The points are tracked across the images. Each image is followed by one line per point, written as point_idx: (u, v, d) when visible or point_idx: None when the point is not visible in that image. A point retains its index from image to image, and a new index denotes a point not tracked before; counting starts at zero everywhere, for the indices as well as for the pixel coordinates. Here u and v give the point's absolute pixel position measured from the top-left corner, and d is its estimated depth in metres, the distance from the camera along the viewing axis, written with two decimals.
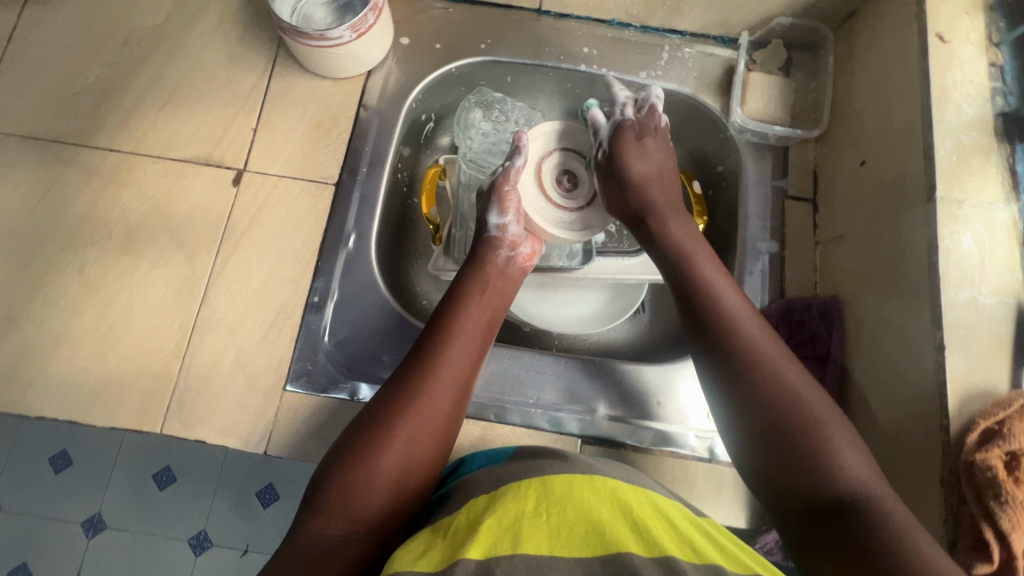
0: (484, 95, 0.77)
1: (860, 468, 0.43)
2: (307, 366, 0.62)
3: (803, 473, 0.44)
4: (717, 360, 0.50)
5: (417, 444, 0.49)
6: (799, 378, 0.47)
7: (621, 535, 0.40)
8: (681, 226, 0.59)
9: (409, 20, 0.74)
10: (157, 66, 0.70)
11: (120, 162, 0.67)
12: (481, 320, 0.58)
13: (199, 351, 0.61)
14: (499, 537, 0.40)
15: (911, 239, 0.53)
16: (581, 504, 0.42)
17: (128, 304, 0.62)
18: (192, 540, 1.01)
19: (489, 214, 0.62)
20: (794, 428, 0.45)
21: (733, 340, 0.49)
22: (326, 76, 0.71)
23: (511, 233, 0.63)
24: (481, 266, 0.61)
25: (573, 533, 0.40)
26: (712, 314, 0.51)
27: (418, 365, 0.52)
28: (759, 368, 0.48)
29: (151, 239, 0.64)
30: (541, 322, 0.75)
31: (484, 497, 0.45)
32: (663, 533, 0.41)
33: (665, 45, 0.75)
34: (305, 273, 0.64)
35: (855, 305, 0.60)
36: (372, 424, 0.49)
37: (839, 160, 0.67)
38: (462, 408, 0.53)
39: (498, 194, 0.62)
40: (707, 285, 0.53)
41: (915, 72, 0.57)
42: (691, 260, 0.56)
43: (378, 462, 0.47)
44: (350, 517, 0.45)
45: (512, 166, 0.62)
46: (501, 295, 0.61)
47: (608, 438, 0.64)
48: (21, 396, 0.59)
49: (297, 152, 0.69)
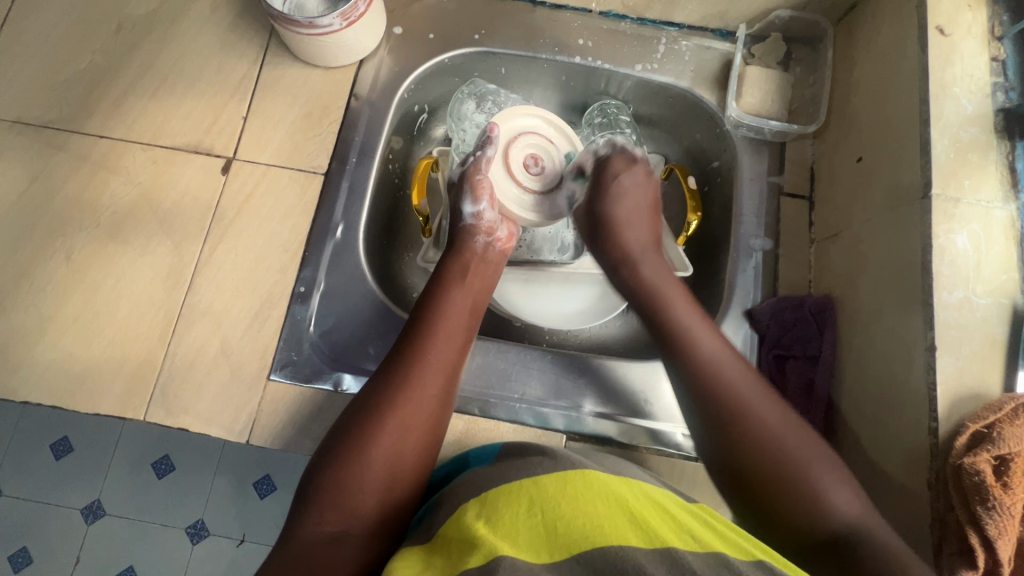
0: (477, 87, 0.76)
1: (845, 501, 0.44)
2: (292, 356, 0.61)
3: (792, 510, 0.45)
4: (700, 406, 0.50)
5: (407, 435, 0.48)
6: (781, 422, 0.48)
7: (619, 526, 0.39)
8: (656, 269, 0.61)
9: (403, 9, 0.74)
10: (148, 54, 0.70)
11: (109, 149, 0.67)
12: (465, 303, 0.58)
13: (183, 339, 0.61)
14: (497, 543, 0.39)
15: (906, 237, 0.52)
16: (576, 497, 0.42)
17: (114, 291, 0.62)
18: (189, 528, 1.09)
19: (464, 203, 0.63)
20: (779, 468, 0.46)
21: (711, 388, 0.50)
22: (317, 65, 0.70)
23: (487, 220, 0.64)
24: (461, 251, 0.62)
25: (569, 530, 0.39)
26: (694, 361, 0.51)
27: (403, 356, 0.52)
28: (743, 414, 0.48)
29: (138, 226, 0.64)
30: (529, 317, 0.74)
31: (474, 501, 0.44)
32: (664, 525, 0.40)
33: (662, 38, 0.74)
34: (291, 263, 0.64)
35: (848, 305, 0.59)
36: (360, 416, 0.49)
37: (835, 157, 0.65)
38: (450, 393, 0.53)
39: (471, 182, 0.63)
40: (684, 329, 0.54)
41: (914, 66, 0.55)
42: (665, 303, 0.57)
43: (369, 454, 0.46)
44: (347, 515, 0.45)
45: (482, 156, 0.63)
46: (485, 278, 0.62)
47: (594, 434, 0.63)
48: (5, 380, 0.59)
49: (287, 141, 0.68)
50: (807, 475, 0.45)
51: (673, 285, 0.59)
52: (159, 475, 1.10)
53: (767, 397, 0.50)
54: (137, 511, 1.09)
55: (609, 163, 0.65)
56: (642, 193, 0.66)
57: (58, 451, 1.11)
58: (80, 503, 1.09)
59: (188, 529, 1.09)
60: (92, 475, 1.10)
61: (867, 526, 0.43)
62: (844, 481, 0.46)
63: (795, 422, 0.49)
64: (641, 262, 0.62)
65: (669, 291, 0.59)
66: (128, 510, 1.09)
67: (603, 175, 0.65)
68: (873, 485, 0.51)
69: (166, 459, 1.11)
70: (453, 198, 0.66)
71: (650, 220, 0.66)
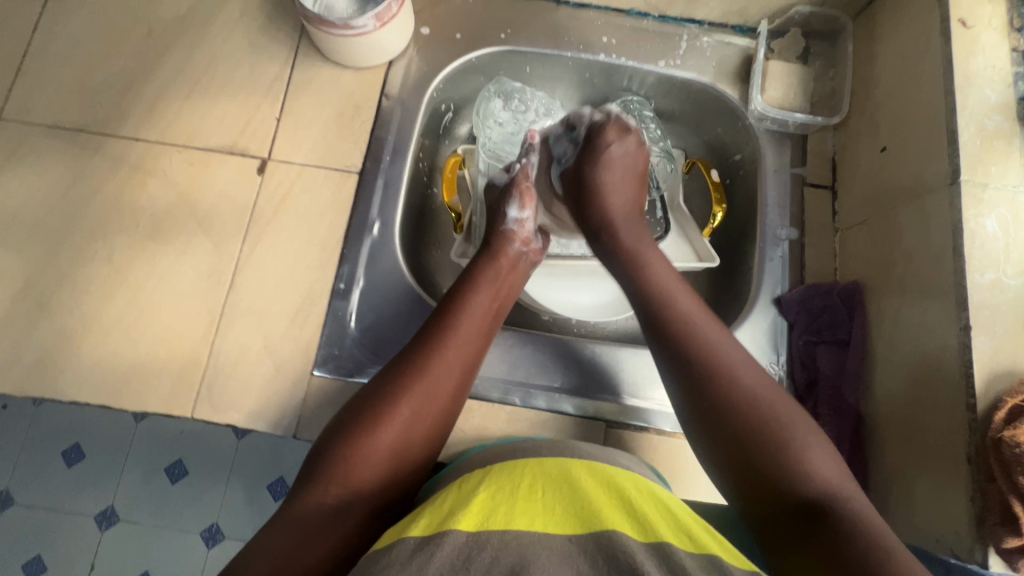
0: (502, 84, 0.77)
1: (826, 468, 0.45)
2: (334, 351, 0.63)
3: (770, 482, 0.44)
4: (681, 376, 0.50)
5: (416, 423, 0.50)
6: (756, 381, 0.49)
7: (617, 518, 0.41)
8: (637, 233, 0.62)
9: (430, 10, 0.75)
10: (180, 57, 0.71)
11: (146, 151, 0.67)
12: (489, 307, 0.59)
13: (227, 337, 0.62)
14: (491, 512, 0.41)
15: (935, 222, 0.54)
16: (577, 488, 0.44)
17: (156, 290, 0.63)
18: None
19: (510, 207, 0.66)
20: (755, 428, 0.46)
21: (688, 340, 0.51)
22: (348, 66, 0.71)
23: (527, 229, 0.66)
24: (496, 255, 0.63)
25: (566, 512, 0.42)
26: (670, 319, 0.53)
27: (422, 347, 0.53)
28: (720, 377, 0.49)
29: (178, 227, 0.65)
30: (554, 309, 0.75)
31: (479, 474, 0.47)
32: (660, 520, 0.42)
33: (683, 35, 0.75)
34: (330, 260, 0.65)
35: (877, 290, 0.61)
36: (376, 391, 0.51)
37: (858, 147, 0.67)
38: (464, 388, 0.54)
39: (519, 188, 0.67)
40: (662, 285, 0.56)
41: (937, 57, 0.57)
42: (643, 262, 0.59)
43: (378, 433, 0.48)
44: (348, 489, 0.46)
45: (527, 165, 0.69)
46: (511, 286, 0.62)
47: (636, 423, 0.64)
48: (53, 381, 0.60)
49: (320, 141, 0.69)
50: (787, 445, 0.45)
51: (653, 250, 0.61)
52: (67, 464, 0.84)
53: (743, 356, 0.51)
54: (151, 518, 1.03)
55: (600, 130, 0.66)
56: (635, 160, 0.66)
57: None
58: None
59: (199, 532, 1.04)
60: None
61: (843, 497, 0.43)
62: (833, 460, 0.45)
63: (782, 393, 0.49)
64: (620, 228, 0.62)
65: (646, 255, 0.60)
66: None
67: (594, 141, 0.65)
68: (909, 462, 0.53)
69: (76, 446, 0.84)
70: (495, 201, 0.68)
71: (638, 186, 0.66)
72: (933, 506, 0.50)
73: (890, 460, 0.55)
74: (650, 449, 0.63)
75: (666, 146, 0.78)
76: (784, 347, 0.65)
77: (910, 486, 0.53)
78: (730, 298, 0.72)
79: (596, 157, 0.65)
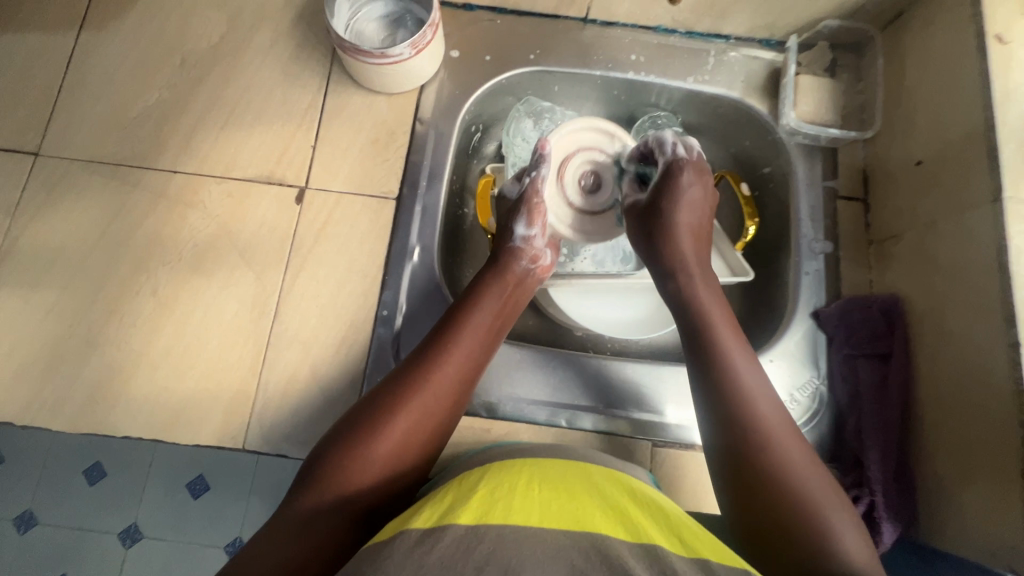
0: (532, 104, 0.79)
1: (856, 545, 0.45)
2: (380, 379, 0.63)
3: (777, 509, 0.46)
4: (728, 440, 0.51)
5: (412, 435, 0.51)
6: (801, 453, 0.50)
7: (610, 523, 0.44)
8: (709, 287, 0.60)
9: (458, 33, 0.76)
10: (214, 87, 0.71)
11: (185, 184, 0.68)
12: (492, 321, 0.59)
13: (274, 368, 0.63)
14: (486, 506, 0.44)
15: (979, 238, 0.55)
16: (573, 491, 0.47)
17: (202, 323, 0.64)
18: None
19: (517, 224, 0.64)
20: (790, 496, 0.47)
21: (744, 400, 0.51)
22: (380, 92, 0.72)
23: (535, 246, 0.65)
24: (503, 272, 0.62)
25: (561, 510, 0.44)
26: (729, 378, 0.53)
27: (424, 359, 0.54)
28: (767, 443, 0.49)
29: (220, 259, 0.66)
30: (586, 326, 0.74)
31: (478, 474, 0.50)
32: (654, 527, 0.44)
33: (710, 50, 0.76)
34: (371, 288, 0.66)
35: (918, 303, 0.61)
36: (379, 404, 0.52)
37: (892, 160, 0.68)
38: (458, 402, 0.55)
39: (529, 204, 0.64)
40: (722, 342, 0.55)
41: (974, 73, 0.58)
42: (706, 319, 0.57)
43: (378, 440, 0.49)
44: (343, 490, 0.47)
45: (540, 174, 0.65)
46: (515, 301, 0.63)
47: (681, 440, 0.65)
48: (105, 415, 0.61)
49: (356, 168, 0.70)
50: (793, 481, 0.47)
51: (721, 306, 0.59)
52: None
53: (795, 436, 0.51)
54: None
55: (677, 164, 0.63)
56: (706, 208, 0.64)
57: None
58: None
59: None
60: None
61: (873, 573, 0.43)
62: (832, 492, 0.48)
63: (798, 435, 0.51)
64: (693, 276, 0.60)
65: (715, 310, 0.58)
66: None
67: (670, 180, 0.63)
68: (962, 476, 0.54)
69: None
70: (505, 216, 0.66)
71: (705, 241, 0.64)
72: (988, 520, 0.51)
73: (938, 473, 0.56)
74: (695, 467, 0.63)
75: None
76: (822, 360, 0.66)
77: (963, 499, 0.53)
78: (765, 311, 0.73)
79: (672, 187, 0.63)
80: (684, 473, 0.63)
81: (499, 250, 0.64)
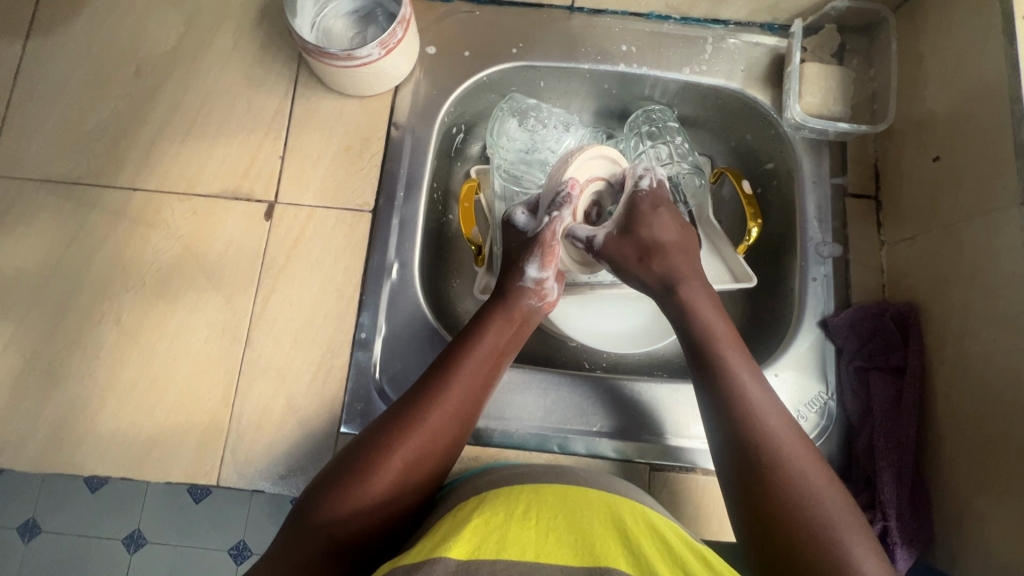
0: (516, 102, 0.73)
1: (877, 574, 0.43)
2: (361, 407, 0.59)
3: (801, 550, 0.44)
4: (740, 461, 0.49)
5: (405, 478, 0.49)
6: (820, 478, 0.47)
7: (612, 553, 0.41)
8: (710, 302, 0.56)
9: (434, 27, 0.70)
10: (173, 95, 0.66)
11: (146, 202, 0.64)
12: (494, 356, 0.56)
13: (247, 398, 0.59)
14: (481, 539, 0.41)
15: (1004, 244, 0.50)
16: (570, 516, 0.45)
17: (170, 352, 0.60)
18: (231, 550, 1.00)
19: (529, 265, 0.59)
20: (805, 525, 0.45)
21: (753, 423, 0.49)
22: (351, 95, 0.67)
23: (547, 288, 0.60)
24: (510, 310, 0.58)
25: (560, 540, 0.42)
26: (739, 401, 0.50)
27: (424, 399, 0.51)
28: (781, 466, 0.47)
29: (186, 283, 0.62)
30: (581, 339, 0.70)
31: (474, 501, 0.47)
32: (657, 555, 0.42)
33: (708, 37, 0.70)
34: (348, 308, 0.62)
35: (935, 311, 0.57)
36: (372, 443, 0.49)
37: (906, 154, 0.63)
38: (454, 447, 0.52)
39: (543, 245, 0.58)
40: (729, 363, 0.52)
41: (1001, 60, 0.52)
42: (714, 338, 0.54)
43: (370, 481, 0.47)
44: (328, 531, 0.46)
45: (560, 217, 0.58)
46: (519, 337, 0.59)
47: (682, 463, 0.61)
48: (70, 454, 0.58)
49: (329, 179, 0.65)
50: (812, 515, 0.45)
51: (726, 323, 0.56)
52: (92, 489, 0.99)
53: (812, 455, 0.49)
54: (178, 537, 0.99)
55: (638, 198, 0.59)
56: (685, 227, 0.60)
57: (92, 485, 1.00)
58: (120, 533, 0.99)
59: (230, 551, 0.99)
60: (122, 509, 1.00)
61: None
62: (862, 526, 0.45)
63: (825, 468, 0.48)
64: (694, 293, 0.56)
65: (723, 330, 0.55)
66: (170, 536, 0.99)
67: (636, 211, 0.58)
68: (984, 500, 0.50)
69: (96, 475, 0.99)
70: (514, 251, 0.60)
71: (695, 254, 0.60)
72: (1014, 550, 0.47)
73: (955, 494, 0.53)
74: (694, 489, 0.60)
75: (694, 159, 0.74)
76: (832, 372, 0.62)
77: (987, 527, 0.49)
78: (772, 317, 0.68)
79: (640, 224, 0.58)
80: (685, 496, 0.60)
81: (505, 283, 0.60)
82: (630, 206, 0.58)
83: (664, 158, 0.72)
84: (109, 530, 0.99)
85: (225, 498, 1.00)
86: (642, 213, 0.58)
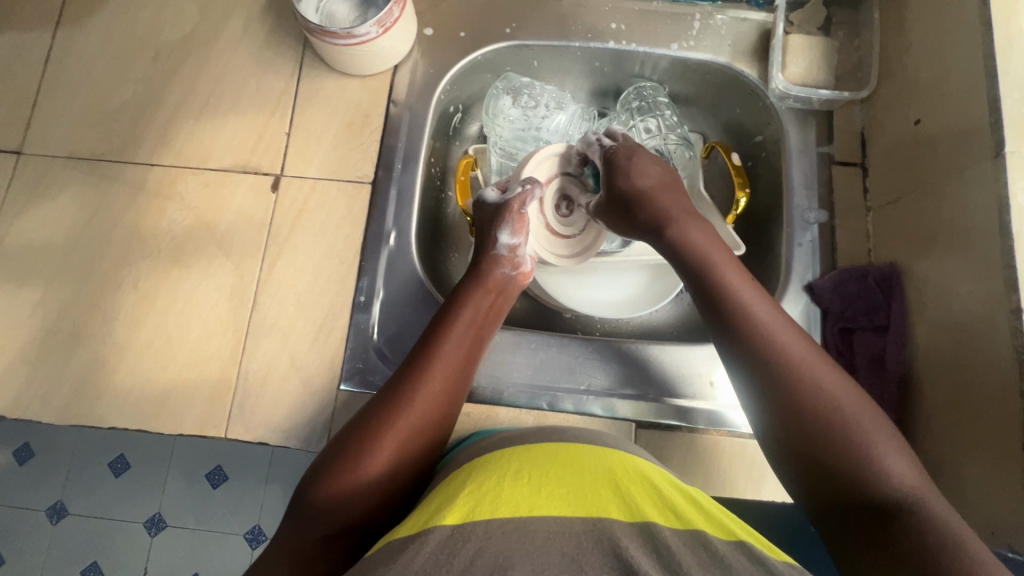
0: (511, 81, 0.76)
1: (903, 469, 0.44)
2: (359, 365, 0.63)
3: (832, 467, 0.45)
4: (752, 374, 0.50)
5: (402, 455, 0.51)
6: (830, 377, 0.48)
7: (602, 502, 0.42)
8: (702, 231, 0.58)
9: (432, 10, 0.73)
10: (188, 78, 0.71)
11: (162, 176, 0.68)
12: (470, 330, 0.58)
13: (254, 357, 0.63)
14: (473, 502, 0.41)
15: (977, 199, 0.51)
16: (562, 471, 0.44)
17: (183, 314, 0.64)
18: (247, 534, 0.98)
19: (500, 233, 0.62)
20: (824, 429, 0.46)
21: (759, 337, 0.50)
22: (353, 74, 0.70)
23: (520, 254, 0.63)
24: (482, 280, 0.61)
25: (553, 494, 0.42)
26: (744, 318, 0.51)
27: (409, 373, 0.54)
28: (793, 376, 0.48)
29: (198, 251, 0.66)
30: (602, 315, 0.71)
31: (466, 468, 0.47)
32: (646, 500, 0.42)
33: (696, 14, 0.72)
34: (348, 273, 0.65)
35: (916, 270, 0.58)
36: (363, 427, 0.51)
37: (889, 120, 0.64)
38: (445, 420, 0.54)
39: (511, 212, 0.62)
40: (729, 288, 0.53)
41: (974, 21, 0.53)
42: (710, 265, 0.55)
43: (365, 464, 0.49)
44: (332, 513, 0.47)
45: (532, 189, 0.62)
46: (497, 307, 0.61)
47: (667, 422, 0.63)
48: (91, 408, 0.62)
49: (331, 154, 0.69)
50: (831, 419, 0.46)
51: (717, 246, 0.57)
52: (115, 474, 0.94)
53: (819, 358, 0.49)
54: (196, 522, 0.95)
55: (611, 152, 0.62)
56: (662, 165, 0.62)
57: (116, 469, 0.94)
58: (141, 517, 0.94)
59: (246, 535, 0.98)
60: (141, 492, 0.94)
61: (924, 497, 0.43)
62: (894, 445, 0.45)
63: (862, 396, 0.48)
64: (684, 225, 0.58)
65: (715, 254, 0.56)
66: (189, 521, 0.95)
67: (611, 161, 0.61)
68: (962, 453, 0.51)
69: (122, 457, 0.94)
70: (484, 224, 0.64)
71: (678, 188, 0.61)
72: (986, 497, 0.48)
73: (936, 449, 0.54)
74: (680, 446, 0.62)
75: (683, 132, 0.76)
76: (817, 334, 0.63)
77: (964, 477, 0.50)
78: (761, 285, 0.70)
79: (618, 176, 0.60)
80: (670, 453, 0.62)
81: (480, 256, 0.63)
82: (605, 162, 0.62)
83: (651, 130, 0.75)
84: (129, 513, 0.94)
85: (242, 481, 0.97)
86: (620, 162, 0.61)
